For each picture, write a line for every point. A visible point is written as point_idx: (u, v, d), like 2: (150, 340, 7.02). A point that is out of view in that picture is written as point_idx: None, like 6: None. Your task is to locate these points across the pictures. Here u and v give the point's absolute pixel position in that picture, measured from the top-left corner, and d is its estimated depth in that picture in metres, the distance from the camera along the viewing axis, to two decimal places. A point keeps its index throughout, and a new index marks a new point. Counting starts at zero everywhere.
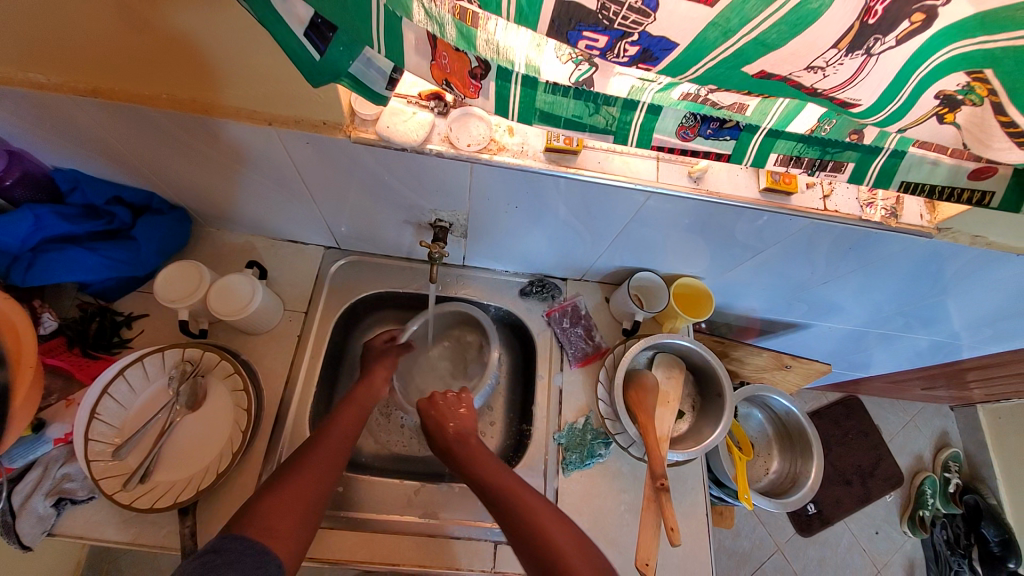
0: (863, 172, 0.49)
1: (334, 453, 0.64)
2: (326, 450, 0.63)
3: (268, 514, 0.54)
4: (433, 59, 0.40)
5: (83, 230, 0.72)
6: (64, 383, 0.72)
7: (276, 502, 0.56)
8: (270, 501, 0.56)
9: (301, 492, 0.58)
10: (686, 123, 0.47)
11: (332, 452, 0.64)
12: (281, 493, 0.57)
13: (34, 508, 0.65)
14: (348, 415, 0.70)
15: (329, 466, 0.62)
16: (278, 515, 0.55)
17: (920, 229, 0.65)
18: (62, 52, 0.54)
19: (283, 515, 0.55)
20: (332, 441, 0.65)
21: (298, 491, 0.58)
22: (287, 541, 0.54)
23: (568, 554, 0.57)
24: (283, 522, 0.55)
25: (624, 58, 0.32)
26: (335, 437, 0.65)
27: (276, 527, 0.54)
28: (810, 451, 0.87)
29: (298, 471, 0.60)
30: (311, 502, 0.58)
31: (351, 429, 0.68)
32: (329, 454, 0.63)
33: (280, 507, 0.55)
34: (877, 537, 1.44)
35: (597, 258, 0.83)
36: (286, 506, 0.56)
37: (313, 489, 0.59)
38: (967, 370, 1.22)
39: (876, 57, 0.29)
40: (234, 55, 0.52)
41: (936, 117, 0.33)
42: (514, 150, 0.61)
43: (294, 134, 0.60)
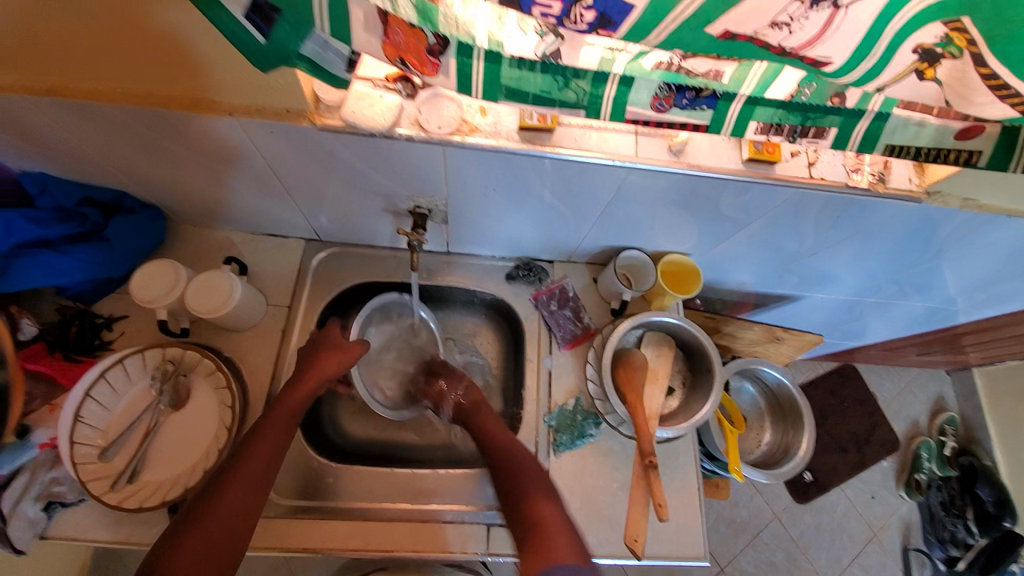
0: (847, 137, 0.47)
1: (255, 475, 0.59)
2: (246, 480, 0.58)
3: (179, 561, 0.51)
4: (384, 36, 0.38)
5: (54, 233, 0.70)
6: (47, 388, 0.72)
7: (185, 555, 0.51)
8: (183, 544, 0.52)
9: (216, 535, 0.54)
10: (660, 94, 0.45)
11: (251, 480, 0.58)
12: (192, 540, 0.53)
13: (25, 512, 0.65)
14: (274, 429, 0.64)
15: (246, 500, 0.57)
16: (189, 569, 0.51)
17: (909, 193, 0.64)
18: (9, 49, 0.52)
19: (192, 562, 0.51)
20: (252, 463, 0.59)
21: (212, 533, 0.54)
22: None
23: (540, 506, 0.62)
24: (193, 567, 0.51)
25: (581, 26, 0.30)
26: (255, 458, 0.60)
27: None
28: (802, 421, 0.87)
29: (208, 512, 0.55)
30: (228, 541, 0.54)
31: (276, 449, 0.62)
32: (248, 478, 0.58)
33: (190, 553, 0.52)
34: (873, 501, 1.46)
35: (581, 238, 0.81)
36: (198, 547, 0.52)
37: (229, 527, 0.55)
38: (962, 334, 1.21)
39: (844, 9, 0.27)
40: (186, 44, 0.50)
41: (915, 74, 0.31)
42: (486, 130, 0.59)
43: (259, 124, 0.57)
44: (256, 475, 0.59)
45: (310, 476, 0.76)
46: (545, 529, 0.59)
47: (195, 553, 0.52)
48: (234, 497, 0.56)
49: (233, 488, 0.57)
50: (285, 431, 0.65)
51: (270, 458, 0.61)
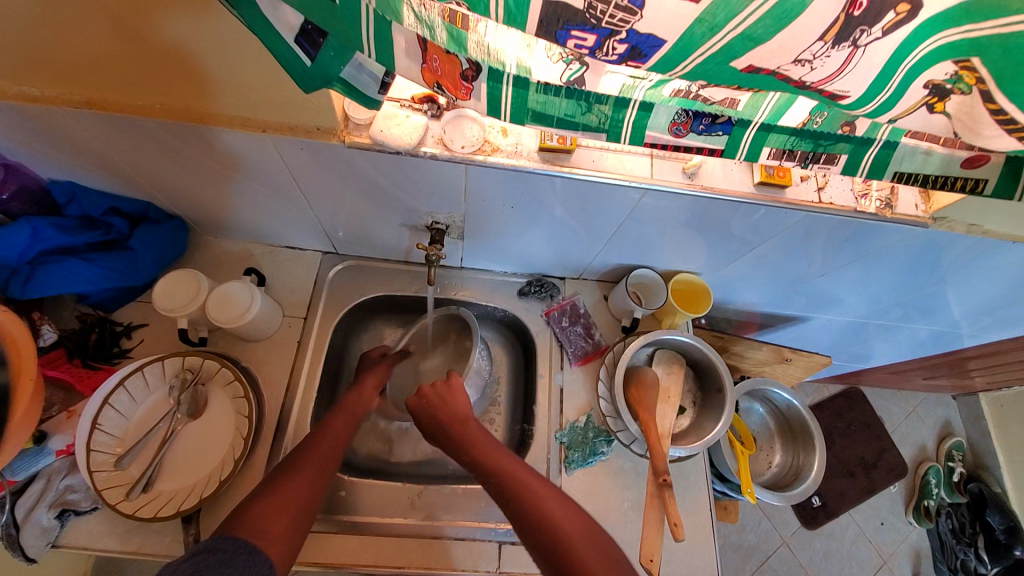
0: (856, 164, 0.49)
1: (324, 460, 0.63)
2: (317, 458, 0.63)
3: (262, 518, 0.55)
4: (424, 62, 0.40)
5: (79, 241, 0.72)
6: (65, 395, 0.73)
7: (270, 504, 0.56)
8: (264, 503, 0.56)
9: (293, 503, 0.57)
10: (677, 119, 0.47)
11: (321, 460, 0.63)
12: (274, 503, 0.56)
13: (38, 520, 0.66)
14: (339, 422, 0.70)
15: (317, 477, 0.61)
16: (272, 518, 0.55)
17: (916, 218, 0.65)
18: (55, 65, 0.54)
19: (276, 523, 0.55)
20: (322, 449, 0.65)
21: (290, 502, 0.57)
22: (279, 546, 0.54)
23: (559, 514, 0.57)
24: (275, 525, 0.55)
25: (613, 57, 0.32)
26: (324, 445, 0.65)
27: (267, 533, 0.54)
28: (812, 443, 0.87)
29: (283, 485, 0.59)
30: (303, 510, 0.58)
31: (339, 439, 0.67)
32: (318, 460, 0.63)
33: (270, 514, 0.55)
34: (882, 527, 1.45)
35: (594, 256, 0.83)
36: (280, 510, 0.56)
37: (304, 496, 0.59)
38: (968, 358, 1.22)
39: (862, 48, 0.29)
40: (225, 64, 0.52)
41: (926, 107, 0.33)
42: (508, 150, 0.61)
43: (290, 141, 0.60)
44: (324, 458, 0.64)
45: None
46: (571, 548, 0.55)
47: (278, 511, 0.56)
48: (307, 474, 0.61)
49: (305, 466, 0.62)
50: (347, 427, 0.70)
51: (332, 448, 0.65)
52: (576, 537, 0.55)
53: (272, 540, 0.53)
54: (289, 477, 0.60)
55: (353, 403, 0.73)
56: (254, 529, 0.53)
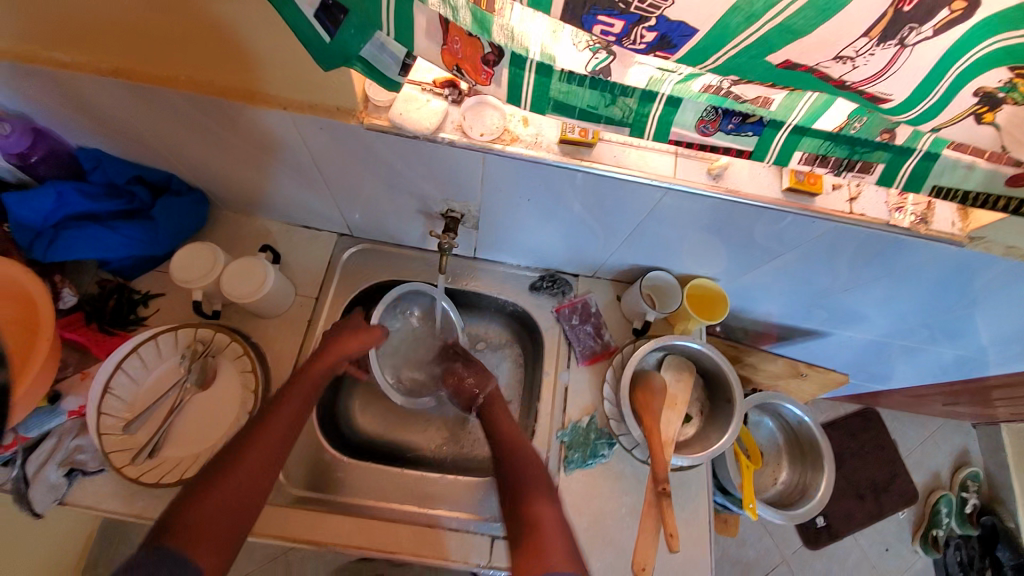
0: (893, 176, 0.47)
1: (266, 456, 0.60)
2: (253, 459, 0.59)
3: (195, 520, 0.52)
4: (444, 44, 0.39)
5: (101, 208, 0.74)
6: (79, 357, 0.75)
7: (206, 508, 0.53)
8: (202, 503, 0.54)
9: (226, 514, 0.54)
10: (706, 117, 0.45)
11: (265, 456, 0.60)
12: (208, 504, 0.54)
13: (47, 477, 0.67)
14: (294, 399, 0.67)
15: (255, 481, 0.57)
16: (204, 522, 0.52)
17: (951, 237, 0.62)
18: (83, 30, 0.55)
19: (206, 526, 0.52)
20: (264, 445, 0.61)
21: (220, 509, 0.54)
22: (207, 547, 0.51)
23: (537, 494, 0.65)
24: (205, 532, 0.52)
25: (640, 45, 0.30)
26: (266, 439, 0.61)
27: (196, 541, 0.51)
28: (821, 462, 0.84)
29: (220, 483, 0.55)
30: (240, 513, 0.55)
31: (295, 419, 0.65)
32: (259, 457, 0.59)
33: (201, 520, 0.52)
34: (887, 553, 1.41)
35: (609, 255, 0.81)
36: (212, 512, 0.53)
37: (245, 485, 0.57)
38: (995, 387, 1.17)
39: (910, 48, 0.27)
40: (250, 40, 0.52)
41: (973, 117, 0.31)
42: (527, 141, 0.59)
43: (310, 120, 0.59)
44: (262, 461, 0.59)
45: (321, 467, 0.77)
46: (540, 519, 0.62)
47: (212, 516, 0.53)
48: (243, 474, 0.57)
49: (244, 465, 0.58)
50: (290, 428, 0.64)
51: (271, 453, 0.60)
52: (544, 508, 0.63)
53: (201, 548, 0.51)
54: (227, 478, 0.56)
55: (291, 402, 0.66)
56: (187, 530, 0.52)
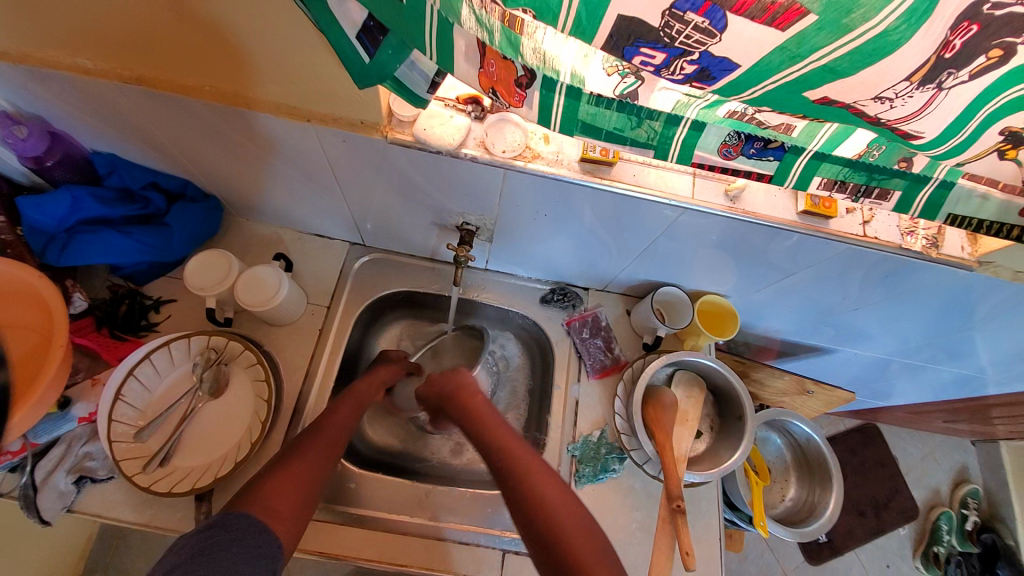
0: (909, 203, 0.48)
1: (332, 444, 0.64)
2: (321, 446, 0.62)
3: (269, 495, 0.55)
4: (481, 67, 0.40)
5: (116, 213, 0.74)
6: (90, 362, 0.73)
7: (280, 481, 0.57)
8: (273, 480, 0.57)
9: (297, 490, 0.57)
10: (728, 141, 0.46)
11: (328, 446, 0.63)
12: (280, 480, 0.57)
13: (56, 484, 0.67)
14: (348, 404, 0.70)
15: (320, 465, 0.61)
16: (278, 495, 0.55)
17: (962, 261, 0.63)
18: (110, 39, 0.55)
19: (278, 501, 0.55)
20: (330, 432, 0.65)
21: (291, 487, 0.57)
22: (282, 520, 0.54)
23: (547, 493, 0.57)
24: (282, 505, 0.55)
25: (679, 76, 0.31)
26: (332, 428, 0.65)
27: (277, 514, 0.54)
28: (829, 481, 0.84)
29: (292, 463, 0.59)
30: (310, 490, 0.58)
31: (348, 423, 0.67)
32: (326, 443, 0.63)
33: (275, 496, 0.55)
34: (887, 570, 1.41)
35: (621, 270, 0.82)
36: (285, 488, 0.56)
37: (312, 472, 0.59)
38: (996, 406, 1.18)
39: (945, 91, 0.27)
40: (277, 54, 0.53)
41: (996, 152, 0.32)
42: (548, 158, 0.60)
43: (332, 132, 0.60)
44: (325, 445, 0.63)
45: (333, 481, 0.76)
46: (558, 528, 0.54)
47: (288, 489, 0.56)
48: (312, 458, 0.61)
49: (312, 450, 0.61)
50: (351, 421, 0.68)
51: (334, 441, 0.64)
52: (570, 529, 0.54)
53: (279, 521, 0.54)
54: (296, 459, 0.60)
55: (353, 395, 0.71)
56: (261, 501, 0.55)
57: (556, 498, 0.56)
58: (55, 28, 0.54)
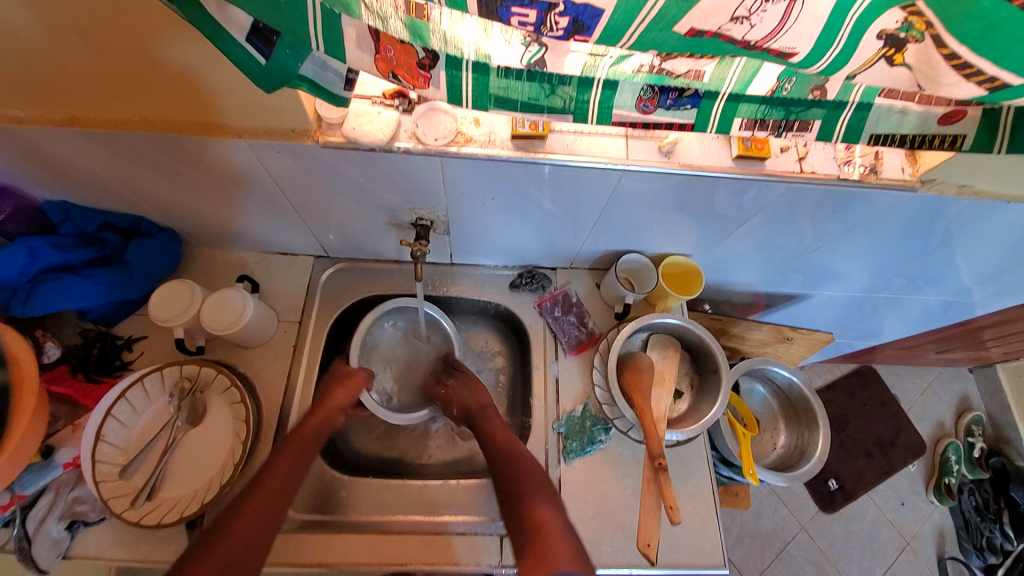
0: (831, 129, 0.48)
1: (272, 495, 0.64)
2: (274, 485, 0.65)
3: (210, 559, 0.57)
4: (377, 53, 0.40)
5: (75, 258, 0.74)
6: (70, 409, 0.74)
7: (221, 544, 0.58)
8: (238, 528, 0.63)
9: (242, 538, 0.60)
10: (644, 95, 0.46)
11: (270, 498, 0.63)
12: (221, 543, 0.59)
13: (49, 532, 0.68)
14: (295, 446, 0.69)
15: (271, 511, 0.63)
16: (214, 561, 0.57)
17: (903, 182, 0.64)
18: (34, 86, 0.56)
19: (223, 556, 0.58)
20: (269, 483, 0.65)
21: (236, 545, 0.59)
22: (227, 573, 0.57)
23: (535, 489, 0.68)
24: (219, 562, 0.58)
25: (558, 32, 0.32)
26: (271, 479, 0.65)
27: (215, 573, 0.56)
28: (815, 421, 0.85)
29: (243, 515, 0.61)
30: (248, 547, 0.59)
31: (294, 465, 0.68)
32: (265, 496, 0.63)
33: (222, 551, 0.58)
34: (903, 507, 1.41)
35: (581, 243, 0.83)
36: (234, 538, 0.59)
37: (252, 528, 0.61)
38: (982, 328, 1.19)
39: (800, 1, 0.28)
40: (197, 76, 0.54)
41: (883, 60, 0.32)
42: (481, 140, 0.61)
43: (267, 145, 0.60)
44: (277, 491, 0.65)
45: (322, 490, 0.78)
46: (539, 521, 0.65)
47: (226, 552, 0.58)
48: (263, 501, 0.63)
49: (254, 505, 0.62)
50: (294, 466, 0.68)
51: (286, 481, 0.66)
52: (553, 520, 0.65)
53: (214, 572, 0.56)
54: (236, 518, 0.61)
55: (308, 428, 0.72)
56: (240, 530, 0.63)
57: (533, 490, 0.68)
58: None
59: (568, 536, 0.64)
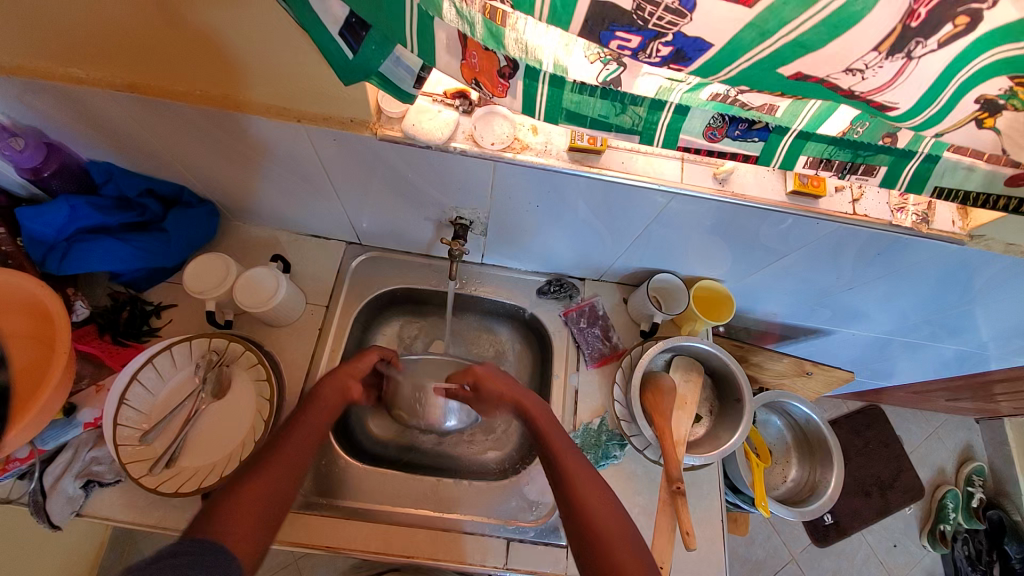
0: (896, 177, 0.48)
1: (308, 440, 0.62)
2: (302, 435, 0.62)
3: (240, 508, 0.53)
4: (463, 59, 0.40)
5: (114, 220, 0.74)
6: (94, 369, 0.75)
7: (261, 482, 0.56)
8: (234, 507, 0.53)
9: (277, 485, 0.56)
10: (714, 123, 0.46)
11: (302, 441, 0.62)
12: (268, 473, 0.57)
13: (64, 489, 0.68)
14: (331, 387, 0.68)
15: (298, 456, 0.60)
16: (247, 510, 0.53)
17: (952, 235, 0.63)
18: (101, 49, 0.55)
19: (247, 521, 0.52)
20: (305, 428, 0.63)
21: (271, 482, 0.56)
22: (245, 546, 0.51)
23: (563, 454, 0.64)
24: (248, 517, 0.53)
25: (656, 59, 0.31)
26: (307, 425, 0.63)
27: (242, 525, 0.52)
28: (830, 459, 0.85)
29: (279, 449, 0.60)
30: (286, 487, 0.57)
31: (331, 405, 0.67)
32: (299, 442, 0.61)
33: (253, 500, 0.54)
34: (894, 549, 1.42)
35: (616, 258, 0.83)
36: (247, 507, 0.53)
37: (289, 468, 0.58)
38: (996, 382, 1.18)
39: (916, 60, 0.28)
40: (264, 56, 0.53)
41: (974, 122, 0.32)
42: (537, 149, 0.61)
43: (322, 132, 0.61)
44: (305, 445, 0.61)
45: (335, 475, 0.77)
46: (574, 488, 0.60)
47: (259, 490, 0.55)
48: (277, 469, 0.57)
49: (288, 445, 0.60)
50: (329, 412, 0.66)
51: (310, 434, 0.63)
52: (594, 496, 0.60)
53: (240, 542, 0.51)
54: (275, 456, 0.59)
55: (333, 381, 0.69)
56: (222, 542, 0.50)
57: (600, 516, 0.58)
58: (46, 38, 0.54)
59: (617, 528, 0.57)
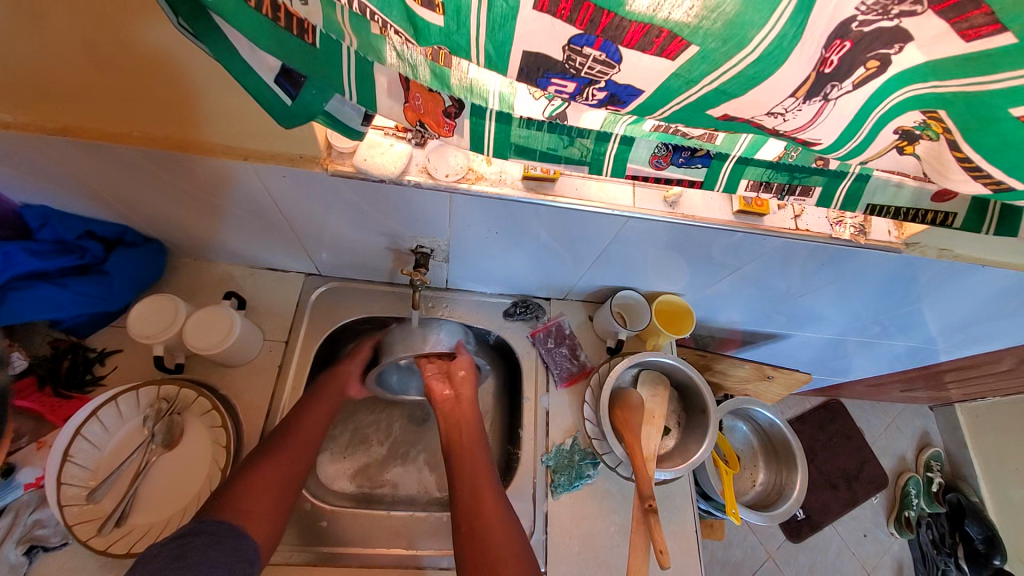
0: (830, 197, 0.51)
1: (310, 432, 0.70)
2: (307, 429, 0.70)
3: (245, 497, 0.60)
4: (406, 102, 0.40)
5: (53, 266, 0.69)
6: (34, 425, 0.70)
7: (266, 473, 0.63)
8: (251, 486, 0.61)
9: (279, 476, 0.64)
10: (658, 152, 0.48)
11: (306, 439, 0.69)
12: (274, 460, 0.65)
13: (5, 556, 0.63)
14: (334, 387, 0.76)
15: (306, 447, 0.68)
16: (256, 498, 0.61)
17: (889, 244, 0.68)
18: (28, 92, 0.53)
19: (261, 501, 0.61)
20: (311, 421, 0.71)
21: (278, 471, 0.64)
22: (259, 525, 0.59)
23: (466, 444, 0.74)
24: (259, 506, 0.60)
25: (592, 101, 0.32)
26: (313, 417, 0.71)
27: (250, 513, 0.59)
28: (794, 460, 0.88)
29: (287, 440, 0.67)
30: (291, 482, 0.64)
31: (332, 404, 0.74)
32: (303, 438, 0.68)
33: (258, 489, 0.61)
34: (864, 539, 1.46)
35: (578, 278, 0.84)
36: (261, 492, 0.61)
37: (294, 460, 0.66)
38: (943, 372, 1.25)
39: (833, 101, 0.29)
40: (208, 96, 0.52)
41: (896, 149, 0.34)
42: (492, 179, 0.61)
43: (271, 169, 0.59)
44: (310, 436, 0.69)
45: (304, 520, 0.74)
46: (475, 478, 0.70)
47: (267, 482, 0.63)
48: (282, 459, 0.65)
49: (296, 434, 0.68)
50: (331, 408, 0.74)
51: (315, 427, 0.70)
52: (486, 488, 0.69)
53: (259, 522, 0.59)
54: (283, 444, 0.67)
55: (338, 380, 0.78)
56: (240, 519, 0.58)
57: (492, 504, 0.67)
58: None
59: (504, 510, 0.67)
